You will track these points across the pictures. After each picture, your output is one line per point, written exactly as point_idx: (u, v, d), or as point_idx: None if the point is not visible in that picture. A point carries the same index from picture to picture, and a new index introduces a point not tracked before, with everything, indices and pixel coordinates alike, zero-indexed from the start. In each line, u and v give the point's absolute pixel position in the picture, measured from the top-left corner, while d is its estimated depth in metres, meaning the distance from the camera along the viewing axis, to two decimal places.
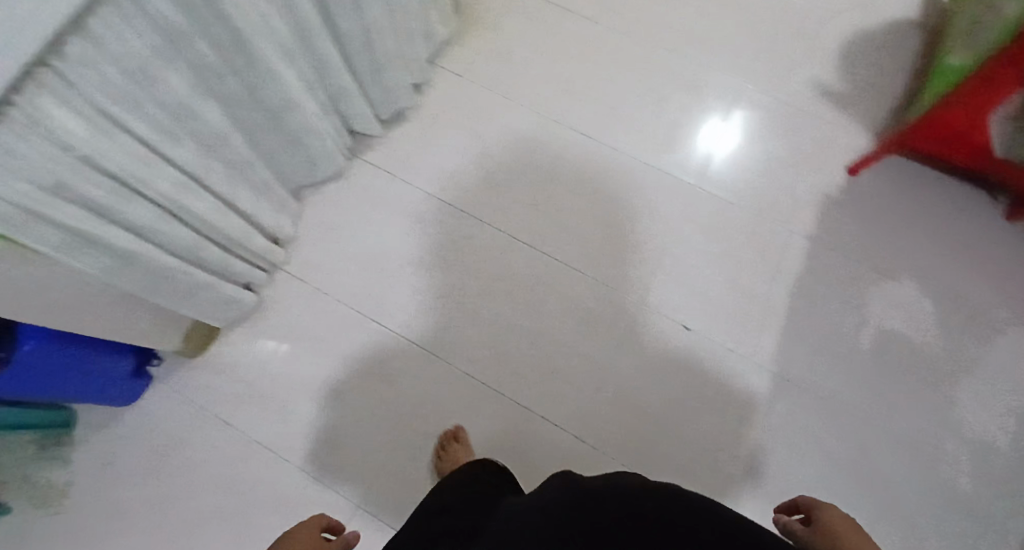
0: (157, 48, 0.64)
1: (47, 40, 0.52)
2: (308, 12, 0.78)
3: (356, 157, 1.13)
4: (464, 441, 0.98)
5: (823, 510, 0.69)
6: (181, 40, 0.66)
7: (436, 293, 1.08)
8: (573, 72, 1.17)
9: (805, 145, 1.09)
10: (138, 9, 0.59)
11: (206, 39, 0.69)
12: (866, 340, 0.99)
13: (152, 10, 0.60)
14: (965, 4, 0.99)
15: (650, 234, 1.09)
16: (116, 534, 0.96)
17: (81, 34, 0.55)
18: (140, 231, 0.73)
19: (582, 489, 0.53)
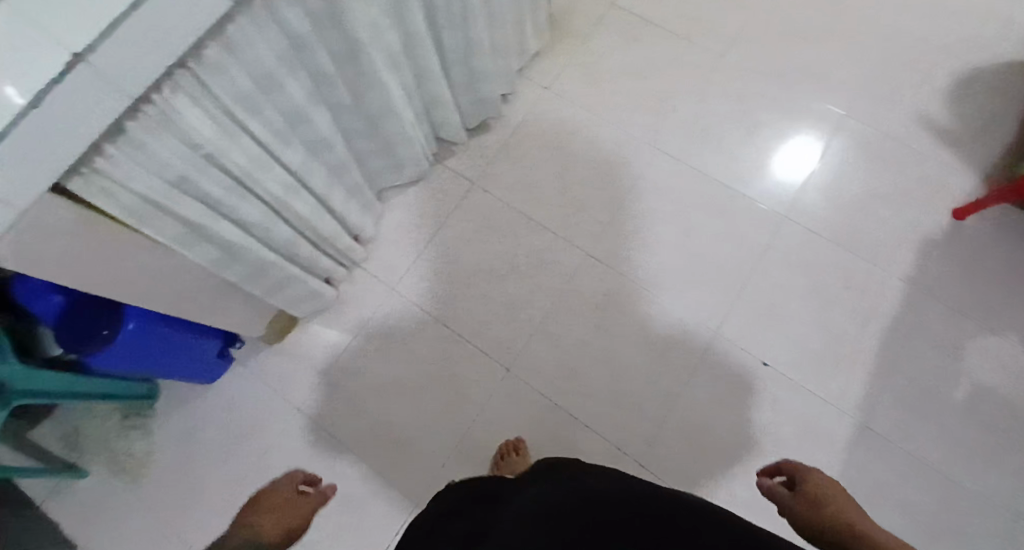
0: (283, 56, 0.65)
1: (191, 43, 0.52)
2: (419, 22, 0.78)
3: (440, 163, 1.13)
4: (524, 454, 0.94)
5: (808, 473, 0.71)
6: (306, 46, 0.66)
7: (508, 304, 1.06)
8: (664, 90, 1.15)
9: (903, 183, 1.05)
10: (271, 18, 0.60)
11: (325, 48, 0.70)
12: (961, 394, 0.94)
13: (283, 19, 0.61)
14: None
15: (735, 259, 1.04)
16: (181, 513, 0.98)
17: (220, 40, 0.56)
18: (246, 227, 0.74)
19: (597, 494, 0.52)
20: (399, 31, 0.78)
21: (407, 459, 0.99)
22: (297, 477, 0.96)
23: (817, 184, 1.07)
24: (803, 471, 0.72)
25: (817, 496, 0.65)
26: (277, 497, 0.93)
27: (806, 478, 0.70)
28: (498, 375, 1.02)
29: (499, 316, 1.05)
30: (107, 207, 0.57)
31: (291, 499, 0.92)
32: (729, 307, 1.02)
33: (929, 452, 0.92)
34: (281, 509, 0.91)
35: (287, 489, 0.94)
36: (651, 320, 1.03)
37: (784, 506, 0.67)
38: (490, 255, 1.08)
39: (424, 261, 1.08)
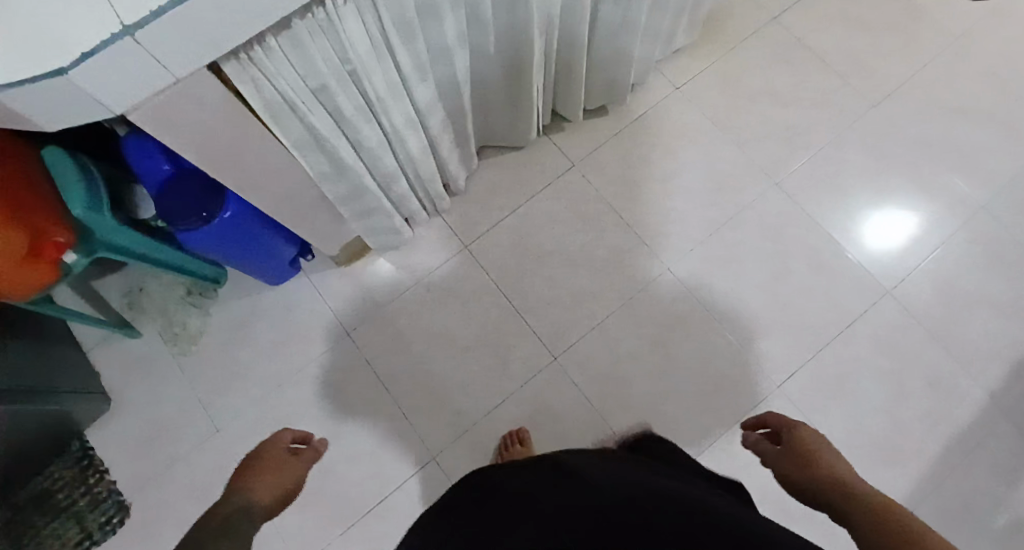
0: None
1: None
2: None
3: (548, 134, 1.10)
4: (527, 446, 0.94)
5: (796, 431, 0.61)
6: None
7: (577, 296, 1.03)
8: (801, 125, 1.09)
9: (1015, 294, 0.98)
10: None
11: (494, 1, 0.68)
12: (1004, 522, 0.90)
13: None
14: None
15: (818, 315, 1.00)
16: (224, 392, 1.02)
17: None
18: (364, 152, 0.73)
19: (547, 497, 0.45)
20: None
21: (439, 413, 1.00)
22: (286, 436, 0.81)
23: (927, 268, 1.01)
24: (793, 427, 0.63)
25: (809, 450, 0.57)
26: (267, 462, 0.74)
27: (795, 434, 0.61)
28: (544, 359, 1.01)
29: (562, 304, 1.03)
30: (249, 99, 0.55)
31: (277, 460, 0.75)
32: (795, 363, 0.98)
33: None
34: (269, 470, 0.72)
35: (273, 451, 0.77)
36: (713, 351, 1.00)
37: (764, 457, 0.62)
38: (570, 241, 1.06)
39: (504, 228, 1.07)
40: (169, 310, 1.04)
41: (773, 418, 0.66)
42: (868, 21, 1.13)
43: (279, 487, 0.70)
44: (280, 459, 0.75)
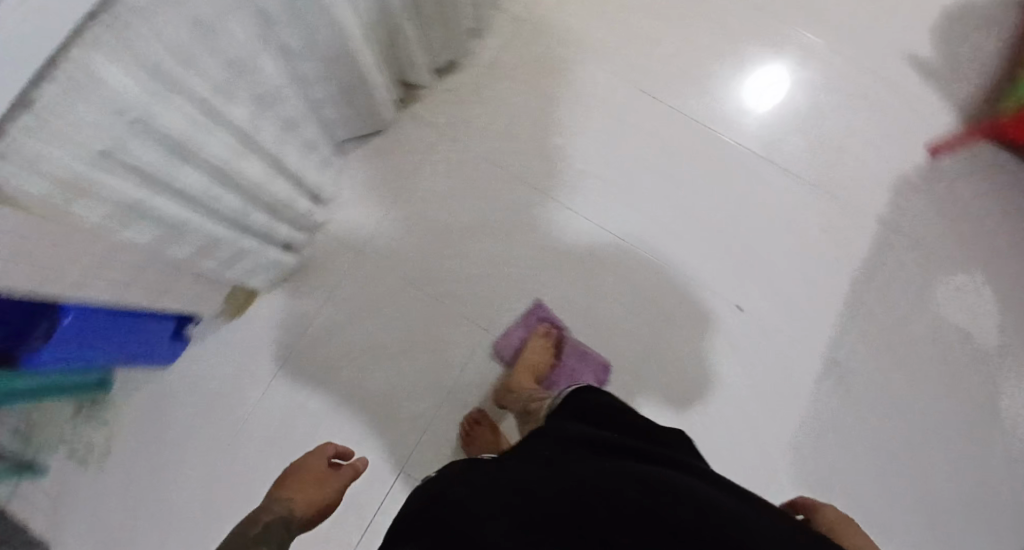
0: None
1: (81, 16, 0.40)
2: None
3: (406, 109, 1.04)
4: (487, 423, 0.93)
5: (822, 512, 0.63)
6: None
7: (489, 263, 1.00)
8: (650, 23, 1.07)
9: (885, 122, 1.03)
10: None
11: None
12: (924, 332, 0.98)
13: None
14: None
15: (716, 204, 1.02)
16: (159, 491, 0.93)
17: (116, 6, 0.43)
18: (194, 198, 0.65)
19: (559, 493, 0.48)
20: None
21: (391, 427, 0.96)
22: (326, 450, 0.88)
23: (802, 125, 1.04)
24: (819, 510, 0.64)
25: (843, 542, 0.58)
26: (307, 475, 0.83)
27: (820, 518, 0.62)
28: (478, 334, 0.98)
29: (478, 275, 1.00)
30: (29, 196, 0.47)
31: (314, 477, 0.83)
32: (709, 255, 1.01)
33: (892, 389, 0.97)
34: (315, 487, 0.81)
35: (316, 464, 0.85)
36: (635, 271, 1.00)
37: None
38: (466, 210, 1.01)
39: (394, 219, 1.01)
40: (59, 433, 0.91)
41: (801, 500, 0.67)
42: None
43: (307, 509, 0.78)
44: (317, 476, 0.83)
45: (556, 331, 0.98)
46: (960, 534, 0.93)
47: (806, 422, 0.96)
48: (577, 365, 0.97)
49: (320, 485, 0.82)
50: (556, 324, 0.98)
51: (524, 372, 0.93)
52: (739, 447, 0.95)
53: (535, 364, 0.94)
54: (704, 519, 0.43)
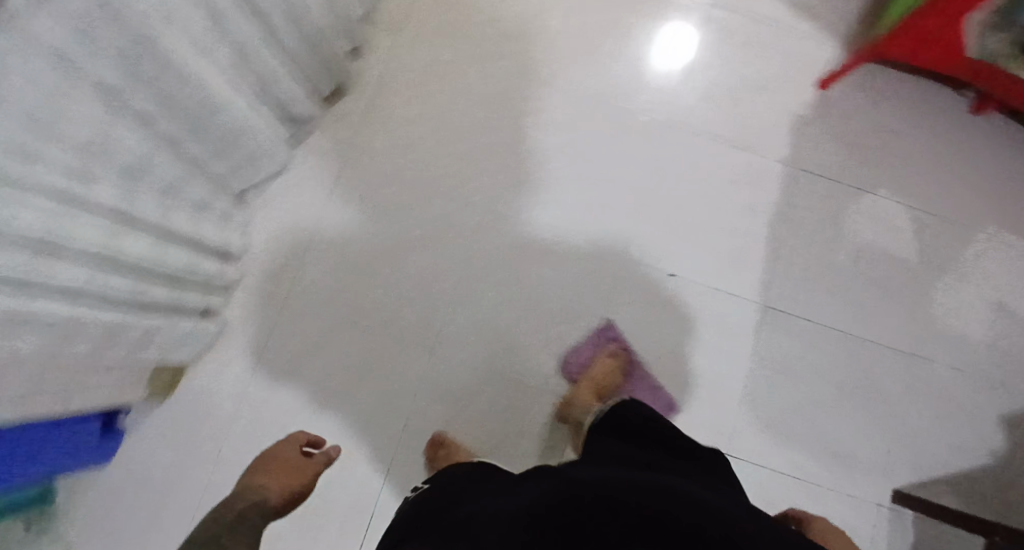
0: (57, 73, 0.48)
1: None
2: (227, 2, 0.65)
3: (300, 145, 1.01)
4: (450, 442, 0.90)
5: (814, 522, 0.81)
6: (81, 60, 0.50)
7: (418, 282, 0.99)
8: (529, 10, 1.07)
9: (771, 64, 1.05)
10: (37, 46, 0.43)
11: (110, 59, 0.54)
12: (847, 256, 1.01)
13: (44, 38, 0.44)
14: None
15: (628, 177, 1.04)
16: None
17: None
18: (78, 292, 0.63)
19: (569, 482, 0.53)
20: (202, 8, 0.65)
21: (355, 468, 0.94)
22: (301, 439, 0.92)
23: (694, 82, 1.05)
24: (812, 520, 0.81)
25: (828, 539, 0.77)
26: (283, 466, 0.89)
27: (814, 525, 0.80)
28: (422, 356, 0.97)
29: (409, 297, 0.99)
30: None
31: (289, 467, 0.88)
32: (630, 229, 1.02)
33: (828, 318, 1.00)
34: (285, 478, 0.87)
35: (288, 454, 0.90)
36: (564, 259, 1.01)
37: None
38: (384, 235, 1.00)
39: (313, 259, 0.98)
40: None
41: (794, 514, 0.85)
42: None
43: (282, 492, 0.87)
44: (291, 465, 0.89)
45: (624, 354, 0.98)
46: (918, 440, 0.97)
47: (754, 368, 0.99)
48: (645, 397, 0.97)
49: (292, 474, 0.88)
50: (625, 345, 0.99)
51: (587, 389, 0.93)
52: (695, 407, 0.97)
53: (598, 381, 0.94)
54: (709, 522, 0.49)
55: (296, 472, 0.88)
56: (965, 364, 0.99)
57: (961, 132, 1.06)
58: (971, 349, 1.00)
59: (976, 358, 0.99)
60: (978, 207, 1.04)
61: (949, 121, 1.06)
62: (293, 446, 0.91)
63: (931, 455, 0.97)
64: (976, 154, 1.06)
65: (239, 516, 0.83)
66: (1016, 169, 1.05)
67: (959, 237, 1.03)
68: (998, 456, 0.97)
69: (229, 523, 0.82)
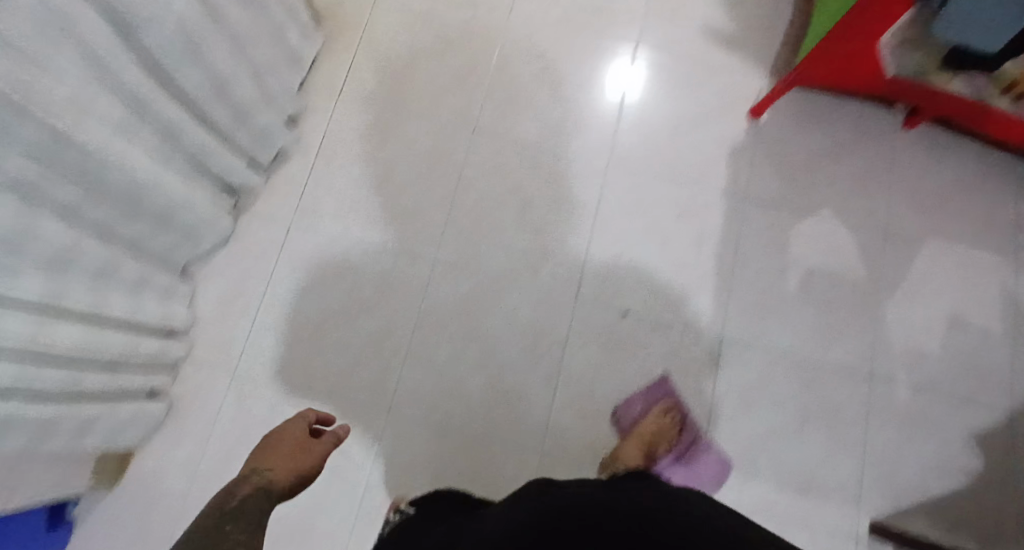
0: None
1: None
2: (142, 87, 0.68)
3: (243, 213, 1.02)
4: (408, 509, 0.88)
5: None
6: None
7: (369, 341, 0.99)
8: (465, 63, 1.09)
9: (703, 99, 1.08)
10: None
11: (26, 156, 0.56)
12: (794, 281, 1.02)
13: None
14: None
15: (573, 217, 1.04)
16: None
17: None
18: (9, 389, 0.62)
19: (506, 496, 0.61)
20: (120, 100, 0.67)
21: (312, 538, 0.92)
22: (308, 418, 0.75)
23: (630, 120, 1.07)
24: None
25: None
26: (288, 446, 0.68)
27: None
28: (376, 417, 0.96)
29: (360, 358, 0.98)
30: None
31: (299, 445, 0.69)
32: (579, 269, 1.02)
33: (782, 345, 1.00)
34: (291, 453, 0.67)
35: (299, 430, 0.73)
36: (514, 306, 1.01)
37: None
38: (332, 298, 1.00)
39: (262, 326, 0.98)
40: None
41: None
42: None
43: (292, 468, 0.64)
44: (294, 444, 0.69)
45: (679, 410, 0.97)
46: (888, 464, 0.95)
47: (713, 401, 0.98)
48: (697, 455, 0.96)
49: (303, 452, 0.68)
50: (679, 401, 0.97)
51: (637, 442, 0.92)
52: None
53: (649, 435, 0.93)
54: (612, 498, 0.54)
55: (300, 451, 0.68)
56: (926, 382, 0.98)
57: (896, 149, 1.08)
58: (930, 366, 0.99)
59: (936, 375, 0.99)
60: (920, 222, 1.05)
61: (883, 140, 1.08)
62: (303, 423, 0.73)
63: (901, 481, 0.94)
64: (914, 171, 1.07)
65: (236, 505, 0.54)
66: (952, 183, 1.07)
67: (903, 253, 1.04)
68: (972, 478, 0.94)
69: (220, 511, 0.53)
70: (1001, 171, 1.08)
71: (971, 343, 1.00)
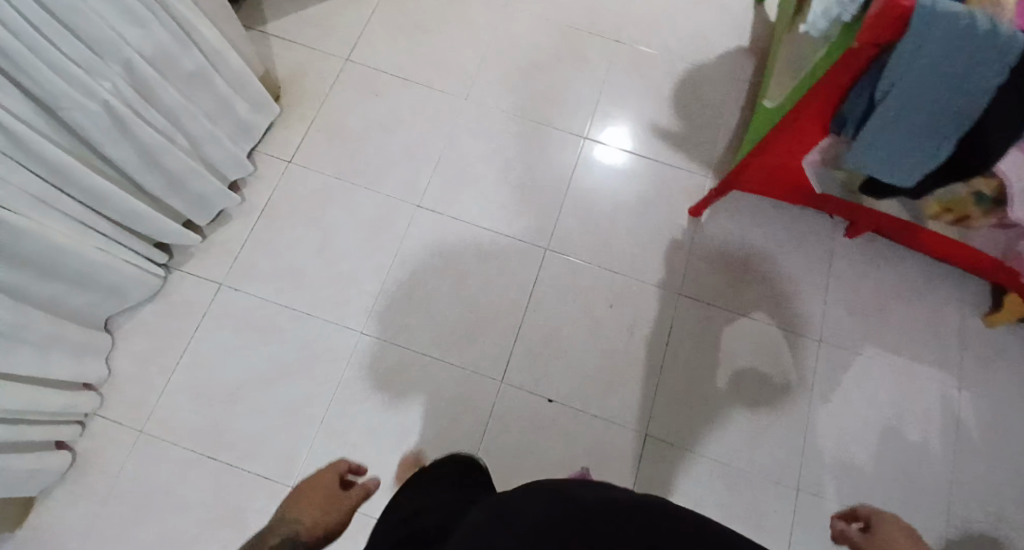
0: None
1: None
2: (64, 159, 0.72)
3: (178, 271, 1.04)
4: None
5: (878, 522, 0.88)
6: None
7: (285, 410, 0.97)
8: (415, 140, 1.12)
9: (642, 192, 1.10)
10: None
11: None
12: (723, 381, 1.00)
13: None
14: (782, 43, 1.02)
15: (504, 299, 1.04)
16: None
17: None
18: None
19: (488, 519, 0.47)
20: (34, 166, 0.71)
21: None
22: (342, 466, 0.93)
23: (570, 207, 1.09)
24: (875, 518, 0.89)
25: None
26: (317, 491, 0.90)
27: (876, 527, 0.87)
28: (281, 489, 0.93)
29: (274, 427, 0.96)
30: None
31: (327, 492, 0.89)
32: (506, 351, 1.01)
33: (708, 447, 0.97)
34: (317, 503, 0.88)
35: (331, 479, 0.91)
36: (436, 384, 0.99)
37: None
38: (255, 362, 0.99)
39: (180, 386, 0.98)
40: None
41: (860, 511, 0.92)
42: (426, 26, 1.21)
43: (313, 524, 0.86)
44: (323, 493, 0.89)
45: None
46: None
47: None
48: None
49: (328, 504, 0.88)
50: None
51: None
52: None
53: None
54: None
55: (330, 502, 0.89)
56: (856, 498, 0.94)
57: (837, 255, 1.08)
58: (861, 481, 0.95)
59: (867, 490, 0.95)
60: (857, 329, 1.04)
61: (824, 245, 1.08)
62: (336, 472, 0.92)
63: None
64: (854, 278, 1.07)
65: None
66: (891, 292, 1.06)
67: (838, 360, 1.02)
68: None
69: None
70: (945, 284, 1.07)
71: (905, 460, 0.97)
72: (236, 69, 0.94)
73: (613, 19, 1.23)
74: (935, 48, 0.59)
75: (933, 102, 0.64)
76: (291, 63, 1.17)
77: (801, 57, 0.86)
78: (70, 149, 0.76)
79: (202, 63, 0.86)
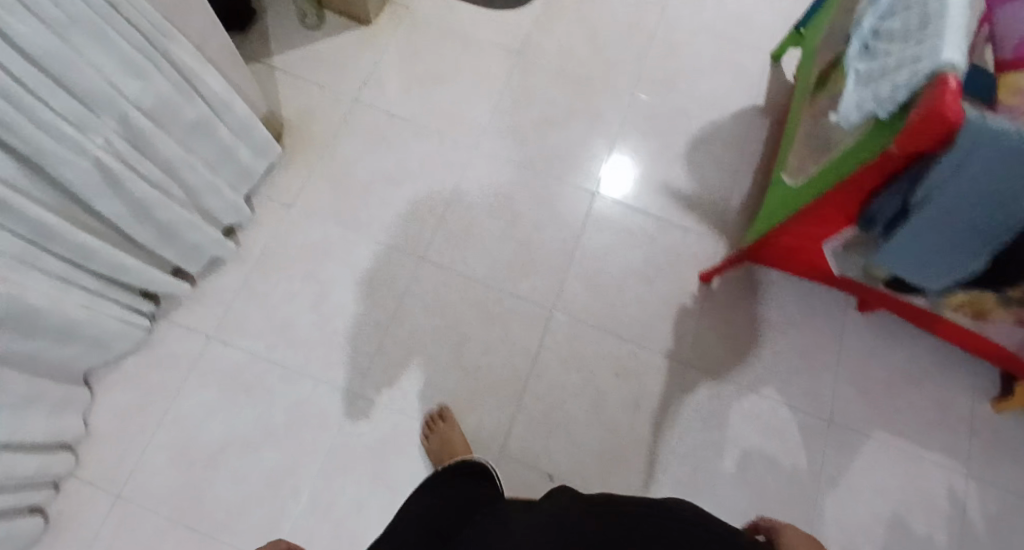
0: None
1: None
2: (52, 221, 0.67)
3: (165, 320, 0.98)
4: None
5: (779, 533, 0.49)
6: None
7: (270, 476, 0.91)
8: (421, 191, 1.08)
9: (654, 257, 1.07)
10: None
11: None
12: (730, 462, 0.97)
13: None
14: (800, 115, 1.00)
15: (507, 364, 1.00)
16: None
17: None
18: None
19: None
20: (19, 227, 0.65)
21: None
22: None
23: (578, 269, 1.06)
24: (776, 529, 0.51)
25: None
26: None
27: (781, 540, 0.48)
28: None
29: (257, 496, 0.90)
30: None
31: None
32: (507, 421, 0.97)
33: None
34: None
35: None
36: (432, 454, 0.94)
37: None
38: (242, 423, 0.94)
39: (160, 446, 0.92)
40: None
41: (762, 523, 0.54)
42: (439, 72, 1.17)
43: None
44: None
45: None
46: None
47: None
48: None
49: None
50: None
51: None
52: None
53: None
54: None
55: None
56: None
57: (848, 333, 1.06)
58: None
59: None
60: (867, 412, 1.01)
61: (835, 321, 1.06)
62: None
63: None
64: (864, 358, 1.04)
65: None
66: (902, 375, 1.04)
67: (847, 445, 0.99)
68: None
69: None
70: (955, 369, 1.05)
71: None
72: (240, 116, 0.90)
73: (629, 74, 1.20)
74: (982, 168, 0.56)
75: (978, 210, 0.61)
76: (296, 104, 1.12)
77: (823, 139, 0.84)
78: (56, 205, 0.70)
79: (204, 111, 0.82)
